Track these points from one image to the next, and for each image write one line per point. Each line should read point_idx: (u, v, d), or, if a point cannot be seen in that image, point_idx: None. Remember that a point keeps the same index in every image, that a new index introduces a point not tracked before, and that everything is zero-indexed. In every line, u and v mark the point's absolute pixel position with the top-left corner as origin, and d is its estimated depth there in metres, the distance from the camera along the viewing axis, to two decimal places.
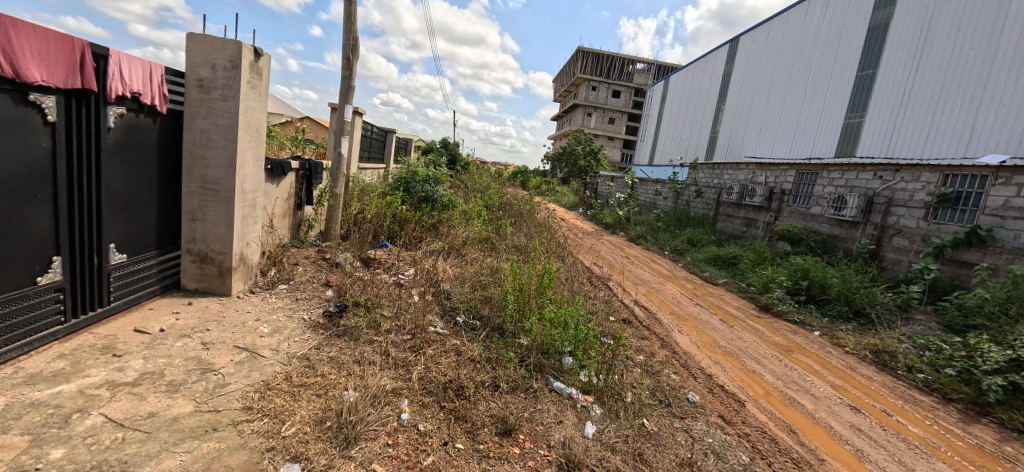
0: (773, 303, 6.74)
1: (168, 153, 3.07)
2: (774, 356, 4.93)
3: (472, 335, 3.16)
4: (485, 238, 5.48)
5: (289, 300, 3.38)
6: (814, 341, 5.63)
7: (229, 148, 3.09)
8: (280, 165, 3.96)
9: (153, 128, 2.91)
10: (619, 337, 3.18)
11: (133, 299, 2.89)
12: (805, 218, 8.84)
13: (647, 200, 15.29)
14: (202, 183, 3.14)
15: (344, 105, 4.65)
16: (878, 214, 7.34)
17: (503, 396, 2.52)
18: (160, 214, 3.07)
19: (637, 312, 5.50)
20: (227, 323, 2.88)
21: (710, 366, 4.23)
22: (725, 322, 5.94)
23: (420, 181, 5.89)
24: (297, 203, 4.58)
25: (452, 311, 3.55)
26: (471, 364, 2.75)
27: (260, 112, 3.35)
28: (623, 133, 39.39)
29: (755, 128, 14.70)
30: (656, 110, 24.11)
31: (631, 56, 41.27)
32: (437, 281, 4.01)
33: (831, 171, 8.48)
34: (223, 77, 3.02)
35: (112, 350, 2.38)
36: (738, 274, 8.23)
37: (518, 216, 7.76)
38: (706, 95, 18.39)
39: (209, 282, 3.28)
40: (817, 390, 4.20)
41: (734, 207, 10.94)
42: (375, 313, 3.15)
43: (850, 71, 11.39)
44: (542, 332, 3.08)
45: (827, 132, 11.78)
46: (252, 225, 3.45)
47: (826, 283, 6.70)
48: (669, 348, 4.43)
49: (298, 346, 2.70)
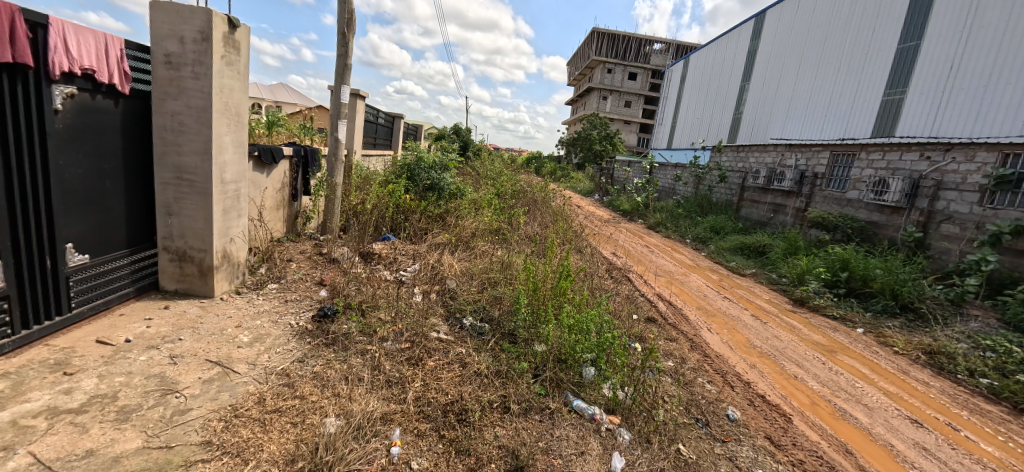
0: (809, 296, 6.21)
1: (136, 140, 2.73)
2: (816, 358, 4.46)
3: (478, 342, 2.78)
4: (495, 229, 5.09)
5: (277, 303, 3.04)
6: (858, 340, 5.13)
7: (203, 132, 2.73)
8: (268, 151, 3.61)
9: (116, 112, 2.55)
10: (650, 347, 2.76)
11: (101, 304, 2.58)
12: (841, 203, 8.19)
13: (666, 186, 14.67)
14: (176, 172, 2.80)
15: (340, 86, 4.25)
16: (925, 198, 6.69)
17: (514, 420, 2.15)
18: (131, 209, 2.74)
19: (661, 307, 5.08)
20: (203, 331, 2.55)
21: (747, 371, 3.79)
22: (757, 318, 5.45)
23: (426, 168, 5.49)
24: (293, 194, 4.24)
25: (457, 313, 3.17)
26: (478, 379, 2.38)
27: (241, 93, 2.98)
28: (639, 117, 38.27)
29: (782, 108, 13.86)
30: (674, 91, 23.15)
31: (648, 36, 39.97)
32: (443, 278, 3.65)
33: (870, 152, 7.76)
34: (192, 51, 2.64)
35: (64, 367, 2.07)
36: (768, 265, 7.68)
37: (531, 205, 7.32)
38: (730, 74, 17.46)
39: (190, 283, 2.97)
40: (870, 399, 3.73)
41: (761, 192, 10.29)
42: (370, 319, 2.82)
43: (889, 44, 10.51)
44: (560, 339, 2.69)
45: (862, 111, 10.95)
46: (236, 219, 3.12)
47: (869, 274, 6.13)
48: (700, 350, 4.00)
49: (279, 358, 2.36)
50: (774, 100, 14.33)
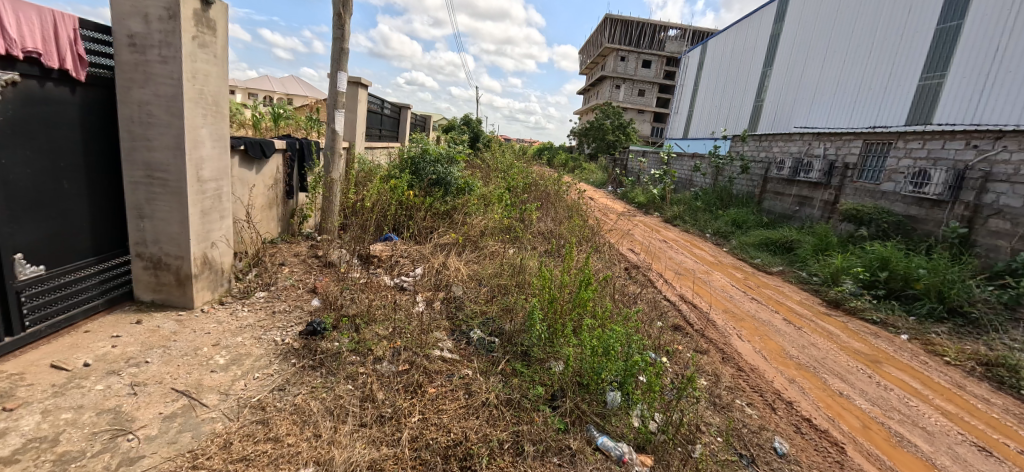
0: (845, 298, 5.75)
1: (98, 135, 2.41)
2: (860, 370, 4.03)
3: (488, 362, 2.44)
4: (506, 226, 4.75)
5: (264, 315, 2.73)
6: (903, 348, 4.67)
7: (175, 124, 2.41)
8: (255, 144, 3.27)
9: (72, 103, 2.24)
10: (690, 375, 2.30)
11: (62, 321, 2.30)
12: (874, 196, 7.60)
13: (683, 177, 14.10)
14: (147, 170, 2.49)
15: (336, 73, 3.90)
16: (971, 191, 6.10)
17: (529, 466, 1.81)
18: (96, 211, 2.45)
19: (686, 312, 4.67)
20: (175, 351, 2.25)
21: (786, 388, 3.40)
22: (789, 322, 5.01)
23: (431, 161, 5.13)
24: (287, 191, 3.92)
25: (463, 326, 2.83)
26: (486, 412, 2.05)
27: (219, 79, 2.64)
28: (654, 106, 37.30)
29: (807, 95, 13.16)
30: (690, 79, 22.33)
31: (663, 22, 38.88)
32: (448, 284, 3.30)
33: (909, 141, 7.16)
34: (159, 31, 2.31)
35: (5, 400, 1.78)
36: (796, 262, 7.19)
37: (544, 200, 6.92)
38: (751, 59, 16.68)
39: (167, 293, 2.67)
40: (928, 422, 3.31)
41: (785, 184, 9.71)
42: (365, 334, 2.49)
43: (926, 25, 9.81)
44: (581, 361, 2.31)
45: (895, 97, 10.27)
46: (218, 221, 2.80)
47: (912, 274, 5.63)
48: (732, 363, 3.60)
49: (256, 386, 2.04)
50: (798, 86, 13.61)
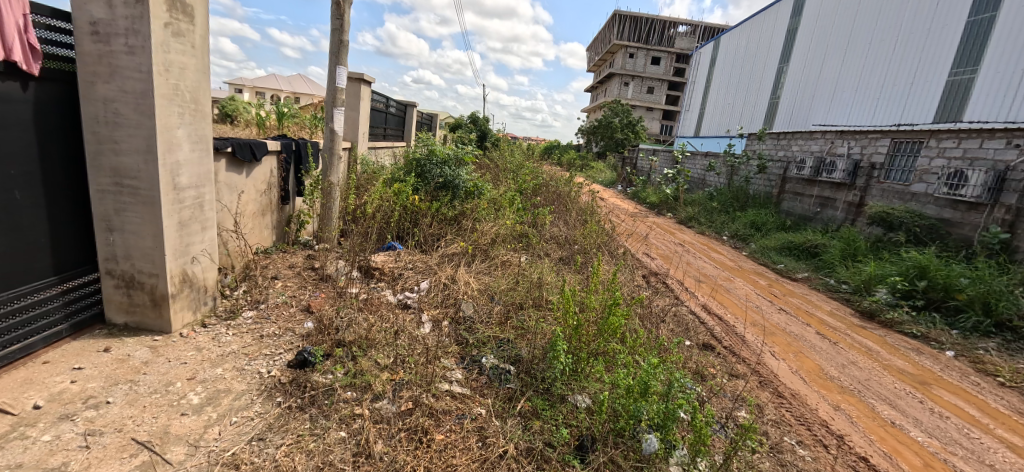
0: (880, 308, 5.32)
1: (57, 138, 2.11)
2: (909, 394, 3.60)
3: (503, 399, 2.11)
4: (518, 233, 4.43)
5: (250, 340, 2.41)
6: (950, 366, 4.22)
7: (145, 125, 2.10)
8: (245, 146, 2.97)
9: (24, 100, 1.94)
10: (747, 424, 1.93)
11: (17, 352, 2.00)
12: (903, 198, 7.10)
13: (696, 177, 13.65)
14: (115, 176, 2.19)
15: (336, 68, 3.60)
16: (1014, 193, 5.61)
17: None
18: (56, 225, 2.16)
19: (711, 326, 4.31)
20: (143, 387, 1.95)
21: (833, 418, 3.00)
22: (823, 336, 4.61)
23: (438, 163, 4.80)
24: (283, 196, 3.63)
25: (474, 351, 2.51)
26: (503, 467, 1.72)
27: (200, 74, 2.34)
28: (663, 104, 36.72)
29: (827, 92, 12.67)
30: (702, 76, 21.80)
31: (673, 18, 38.25)
32: (456, 302, 2.98)
33: (942, 139, 6.65)
34: (124, 17, 2.00)
35: None
36: (823, 268, 6.77)
37: (556, 203, 6.56)
38: (766, 55, 16.15)
39: (142, 315, 2.37)
40: (996, 458, 2.88)
41: (806, 184, 9.25)
42: (362, 365, 2.17)
43: (957, 17, 9.31)
44: (616, 401, 1.96)
45: (921, 92, 9.75)
46: (199, 232, 2.49)
47: (953, 284, 5.20)
48: (770, 387, 3.23)
49: (231, 435, 1.73)
50: (817, 83, 13.10)
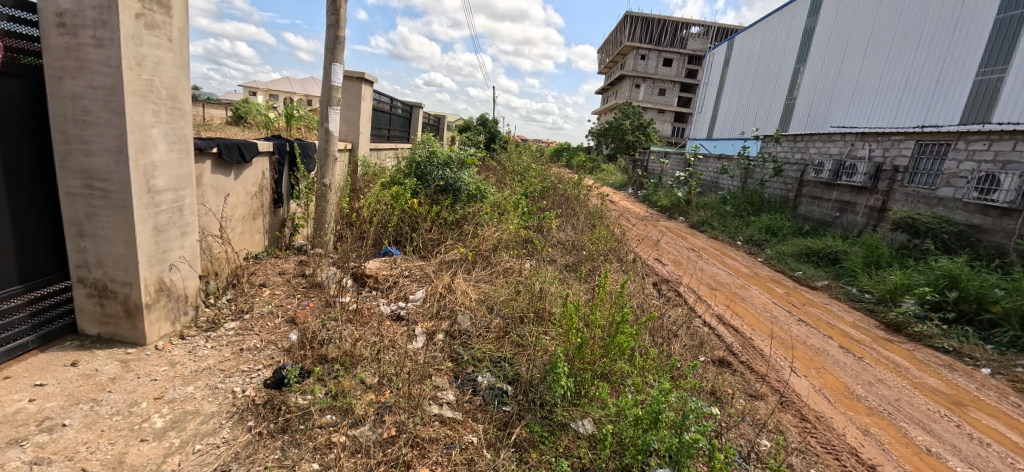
0: (907, 321, 4.99)
1: (21, 137, 1.97)
2: (944, 418, 3.30)
3: (498, 427, 1.91)
4: (522, 239, 4.23)
5: (228, 354, 2.25)
6: (987, 385, 3.89)
7: (116, 123, 1.96)
8: (233, 147, 2.83)
9: None
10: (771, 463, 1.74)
11: None
12: (928, 203, 6.73)
13: (709, 180, 13.29)
14: (86, 178, 2.04)
15: (331, 65, 3.45)
16: None
17: None
18: (21, 230, 2.02)
19: (727, 339, 4.05)
20: (105, 408, 1.79)
21: (863, 445, 2.73)
22: (846, 350, 4.32)
23: (439, 165, 4.63)
24: (275, 199, 3.49)
25: (470, 369, 2.31)
26: None
27: (178, 70, 2.19)
28: (675, 106, 36.23)
29: (845, 93, 12.30)
30: (715, 78, 21.43)
31: (685, 20, 37.79)
32: (452, 313, 2.80)
33: (971, 141, 6.31)
34: (92, 7, 1.86)
35: None
36: (843, 276, 6.44)
37: (563, 207, 6.34)
38: (782, 55, 15.78)
39: (115, 325, 2.22)
40: None
41: (824, 188, 8.85)
42: (344, 384, 1.99)
43: (984, 14, 8.93)
44: (623, 430, 1.76)
45: (945, 93, 9.35)
46: (178, 239, 2.34)
47: (987, 295, 4.86)
48: (792, 409, 2.97)
49: (191, 466, 1.56)
50: (835, 83, 12.73)
